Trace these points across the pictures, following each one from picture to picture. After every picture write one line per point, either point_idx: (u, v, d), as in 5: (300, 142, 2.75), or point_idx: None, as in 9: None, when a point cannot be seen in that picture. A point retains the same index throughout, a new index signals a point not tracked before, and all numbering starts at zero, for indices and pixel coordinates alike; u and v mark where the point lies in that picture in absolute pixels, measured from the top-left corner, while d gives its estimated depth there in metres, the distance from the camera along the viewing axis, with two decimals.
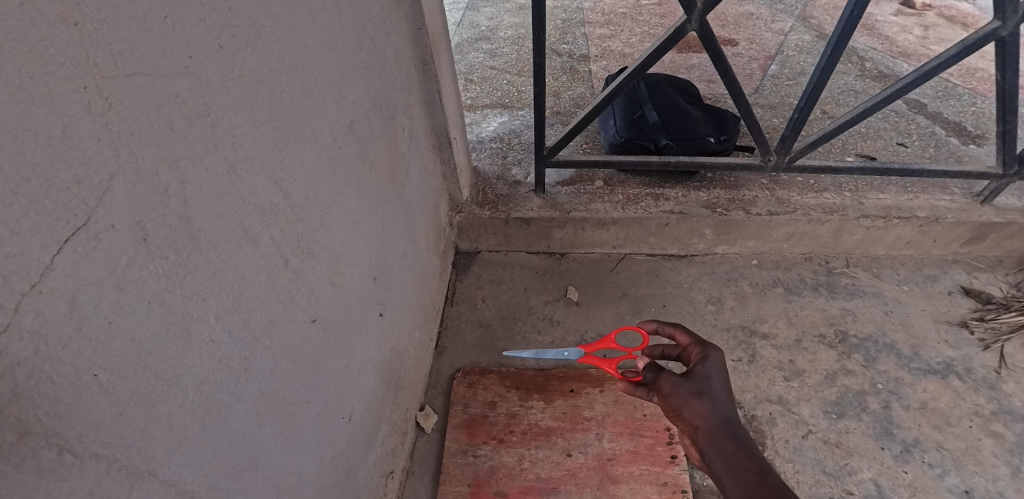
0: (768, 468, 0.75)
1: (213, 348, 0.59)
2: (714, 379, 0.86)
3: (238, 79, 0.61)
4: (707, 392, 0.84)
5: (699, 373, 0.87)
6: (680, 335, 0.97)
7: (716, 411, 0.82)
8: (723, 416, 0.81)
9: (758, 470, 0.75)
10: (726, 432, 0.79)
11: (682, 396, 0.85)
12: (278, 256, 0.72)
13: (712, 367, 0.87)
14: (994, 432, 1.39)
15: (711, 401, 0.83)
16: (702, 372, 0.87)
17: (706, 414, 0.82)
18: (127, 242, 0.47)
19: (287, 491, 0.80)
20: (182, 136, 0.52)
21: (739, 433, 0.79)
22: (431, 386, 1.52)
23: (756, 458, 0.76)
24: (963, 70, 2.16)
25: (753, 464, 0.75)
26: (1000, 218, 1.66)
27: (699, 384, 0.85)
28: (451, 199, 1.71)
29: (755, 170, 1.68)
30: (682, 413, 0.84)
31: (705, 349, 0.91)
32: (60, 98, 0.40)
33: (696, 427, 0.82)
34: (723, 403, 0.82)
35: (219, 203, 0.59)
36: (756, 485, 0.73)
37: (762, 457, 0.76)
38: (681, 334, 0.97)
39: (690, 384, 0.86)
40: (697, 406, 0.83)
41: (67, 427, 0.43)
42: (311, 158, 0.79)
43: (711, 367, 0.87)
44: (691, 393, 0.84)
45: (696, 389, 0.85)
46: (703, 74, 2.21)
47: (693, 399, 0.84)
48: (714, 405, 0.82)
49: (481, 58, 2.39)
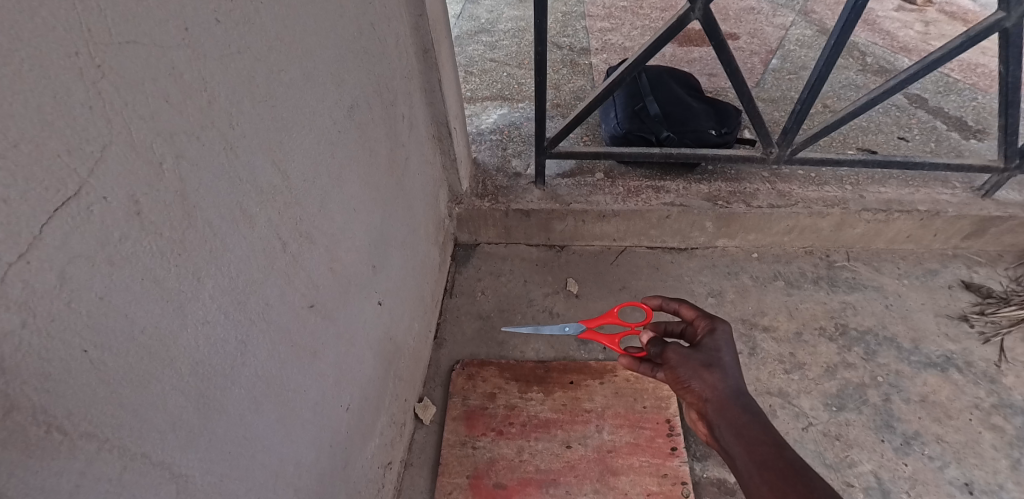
0: (781, 440, 0.75)
1: (208, 329, 0.58)
2: (724, 352, 0.86)
3: (236, 55, 0.59)
4: (717, 364, 0.84)
5: (709, 345, 0.87)
6: (686, 309, 0.98)
7: (727, 382, 0.81)
8: (735, 388, 0.80)
9: (773, 443, 0.74)
10: (739, 404, 0.78)
11: (691, 366, 0.84)
12: (276, 240, 0.71)
13: (722, 339, 0.88)
14: (995, 425, 1.39)
15: (722, 373, 0.82)
16: (712, 344, 0.87)
17: (717, 386, 0.81)
18: (120, 217, 0.46)
19: (284, 479, 0.79)
20: (178, 110, 0.51)
21: (752, 405, 0.78)
22: (430, 378, 1.51)
23: (768, 429, 0.76)
24: (963, 65, 2.15)
25: (766, 436, 0.75)
26: (1001, 212, 1.65)
27: (708, 356, 0.85)
28: (450, 190, 1.69)
29: (756, 162, 1.66)
30: (692, 385, 0.83)
31: (712, 322, 0.92)
32: (53, 65, 0.39)
33: (705, 399, 0.81)
34: (734, 376, 0.82)
35: (216, 181, 0.57)
36: (772, 457, 0.73)
37: (775, 430, 0.76)
38: (687, 309, 0.98)
39: (700, 355, 0.85)
40: (707, 377, 0.82)
41: (55, 404, 0.42)
42: (310, 140, 0.77)
43: (721, 339, 0.88)
44: (701, 364, 0.84)
45: (706, 360, 0.84)
46: (704, 68, 2.20)
47: (703, 371, 0.83)
48: (725, 376, 0.82)
49: (481, 51, 2.37)
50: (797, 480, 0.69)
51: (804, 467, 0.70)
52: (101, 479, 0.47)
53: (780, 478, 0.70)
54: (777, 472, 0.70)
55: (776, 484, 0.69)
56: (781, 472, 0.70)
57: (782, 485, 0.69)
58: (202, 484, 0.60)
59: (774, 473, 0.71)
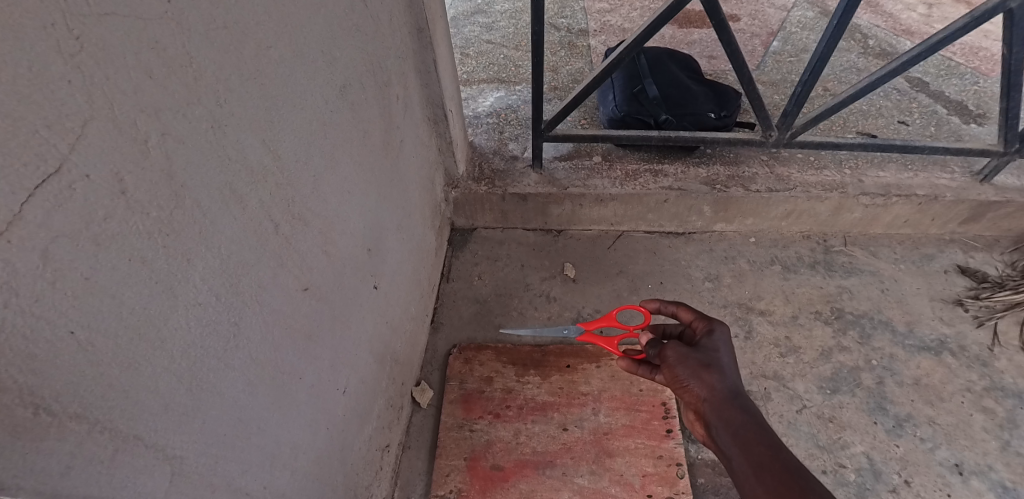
0: (778, 442, 0.74)
1: (200, 311, 0.58)
2: (721, 352, 0.87)
3: (221, 29, 0.57)
4: (715, 364, 0.84)
5: (706, 346, 0.88)
6: (683, 311, 0.98)
7: (725, 383, 0.81)
8: (733, 388, 0.80)
9: (769, 444, 0.73)
10: (736, 405, 0.78)
11: (689, 367, 0.85)
12: (268, 221, 0.70)
13: (720, 340, 0.88)
14: (986, 408, 1.40)
15: (720, 373, 0.82)
16: (710, 345, 0.88)
17: (716, 386, 0.81)
18: (105, 195, 0.45)
19: (281, 460, 0.80)
20: (162, 86, 0.50)
21: (748, 406, 0.78)
22: (427, 362, 1.51)
23: (765, 431, 0.75)
24: (966, 49, 2.12)
25: (764, 438, 0.74)
26: (999, 197, 1.64)
27: (707, 356, 0.85)
28: (446, 173, 1.67)
29: (755, 146, 1.65)
30: (690, 385, 0.83)
31: (710, 323, 0.92)
32: (26, 32, 0.37)
33: (703, 399, 0.81)
34: (733, 377, 0.82)
35: (203, 159, 0.56)
36: (768, 459, 0.72)
37: (772, 432, 0.75)
38: (684, 311, 0.99)
39: (699, 355, 0.85)
40: (706, 377, 0.82)
41: (42, 385, 0.41)
42: (300, 120, 0.75)
43: (719, 341, 0.88)
44: (700, 364, 0.84)
45: (704, 360, 0.84)
46: (704, 50, 2.17)
47: (702, 371, 0.83)
48: (722, 376, 0.82)
49: (477, 33, 2.33)
50: (793, 482, 0.68)
51: (800, 469, 0.70)
52: (93, 460, 0.47)
53: (776, 480, 0.69)
54: (774, 474, 0.70)
55: (773, 486, 0.68)
56: (777, 474, 0.70)
57: (778, 487, 0.68)
58: (197, 466, 0.60)
59: (771, 475, 0.70)
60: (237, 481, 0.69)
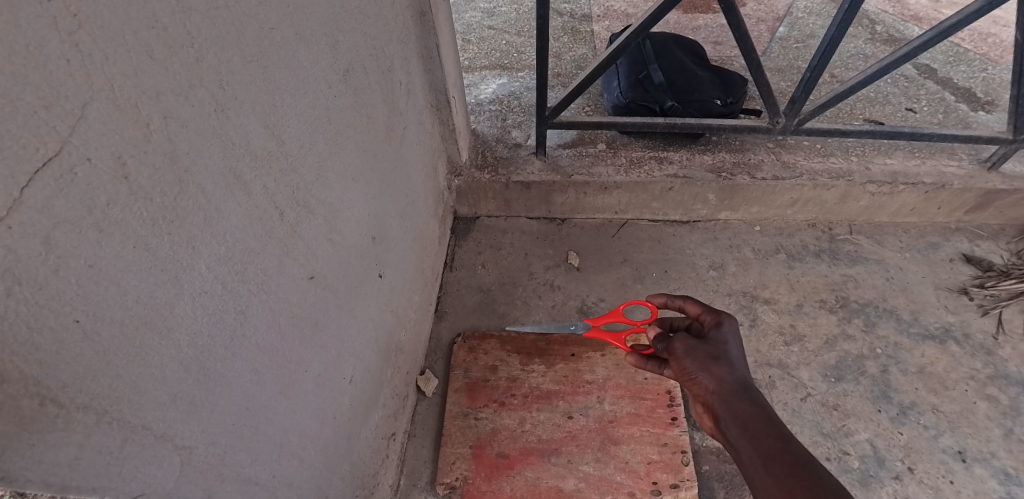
0: (788, 434, 0.73)
1: (206, 300, 0.57)
2: (729, 345, 0.87)
3: (222, 9, 0.56)
4: (724, 356, 0.84)
5: (714, 338, 0.88)
6: (691, 305, 0.98)
7: (733, 376, 0.81)
8: (742, 381, 0.80)
9: (779, 436, 0.72)
10: (744, 397, 0.78)
11: (698, 359, 0.84)
12: (272, 207, 0.68)
13: (728, 333, 0.89)
14: (989, 395, 1.40)
15: (729, 366, 0.82)
16: (718, 337, 0.88)
17: (724, 378, 0.80)
18: (106, 180, 0.43)
19: (289, 449, 0.79)
20: (163, 67, 0.48)
21: (757, 398, 0.78)
22: (431, 351, 1.50)
23: (774, 423, 0.74)
24: (975, 35, 2.08)
25: (773, 430, 0.73)
26: (1006, 185, 1.62)
27: (715, 348, 0.85)
28: (450, 161, 1.65)
29: (762, 133, 1.62)
30: (699, 377, 0.83)
31: (718, 316, 0.93)
32: (23, 10, 0.36)
33: (712, 391, 0.80)
34: (741, 370, 0.82)
35: (205, 144, 0.55)
36: (777, 451, 0.71)
37: (780, 424, 0.74)
38: (691, 305, 0.98)
39: (708, 347, 0.85)
40: (715, 369, 0.81)
41: (48, 375, 0.41)
42: (303, 104, 0.74)
43: (727, 333, 0.89)
44: (708, 357, 0.84)
45: (713, 353, 0.84)
46: (710, 36, 2.14)
47: (711, 364, 0.83)
48: (731, 369, 0.82)
49: (478, 18, 2.30)
50: (804, 475, 0.67)
51: (810, 461, 0.69)
52: (101, 451, 0.46)
53: (787, 473, 0.68)
54: (784, 466, 0.69)
55: (784, 479, 0.67)
56: (788, 466, 0.68)
57: (789, 480, 0.67)
58: (205, 456, 0.59)
59: (781, 468, 0.69)
60: (245, 471, 0.68)
